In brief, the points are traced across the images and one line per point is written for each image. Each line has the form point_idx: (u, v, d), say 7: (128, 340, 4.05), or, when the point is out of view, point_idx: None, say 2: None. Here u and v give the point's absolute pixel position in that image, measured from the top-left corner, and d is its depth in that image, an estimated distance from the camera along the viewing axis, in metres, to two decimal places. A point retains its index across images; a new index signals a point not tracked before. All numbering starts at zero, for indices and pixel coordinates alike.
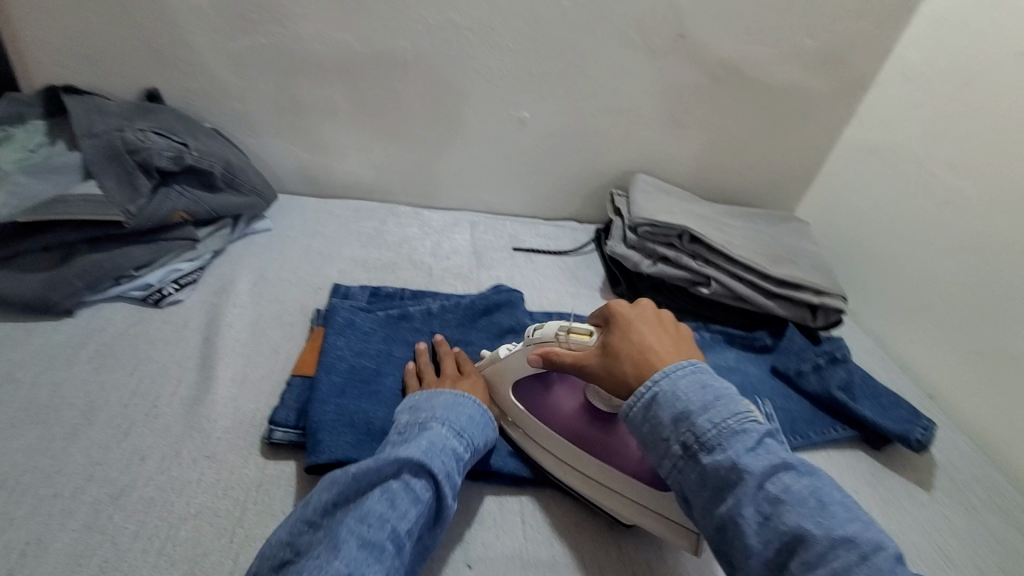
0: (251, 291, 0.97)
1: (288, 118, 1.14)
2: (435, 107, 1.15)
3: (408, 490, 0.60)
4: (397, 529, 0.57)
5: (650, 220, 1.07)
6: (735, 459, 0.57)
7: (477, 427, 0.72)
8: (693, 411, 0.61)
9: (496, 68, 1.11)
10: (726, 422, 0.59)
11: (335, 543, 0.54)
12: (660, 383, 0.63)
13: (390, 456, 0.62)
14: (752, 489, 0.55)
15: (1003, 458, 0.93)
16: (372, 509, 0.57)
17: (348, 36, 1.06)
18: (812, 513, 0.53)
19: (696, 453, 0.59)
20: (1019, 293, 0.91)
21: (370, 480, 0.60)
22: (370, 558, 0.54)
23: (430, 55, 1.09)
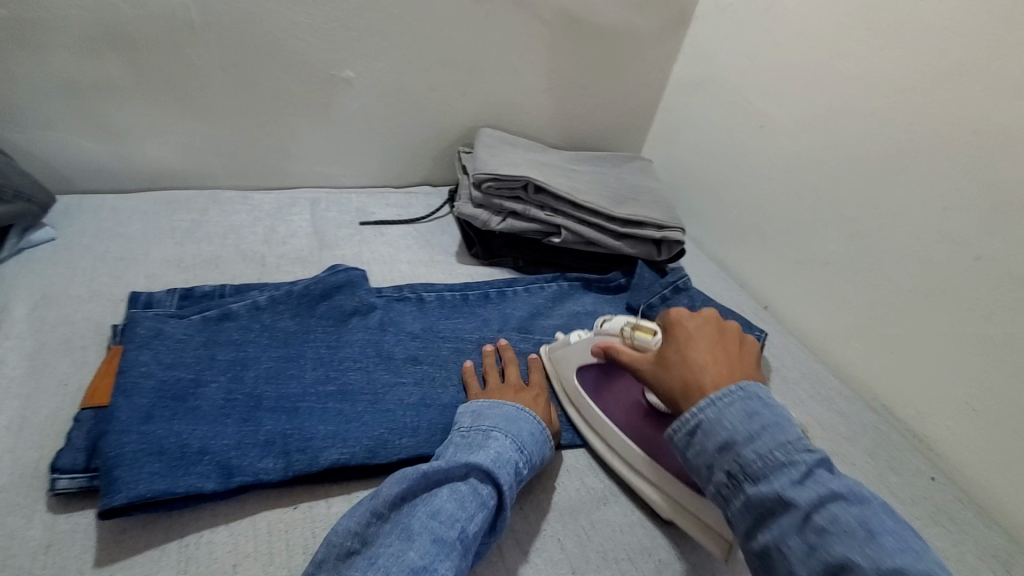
0: (29, 317, 0.77)
1: (34, 101, 0.87)
2: (226, 74, 0.95)
3: (479, 495, 0.55)
4: (466, 530, 0.52)
5: (491, 174, 0.95)
6: (783, 488, 0.47)
7: (539, 445, 0.65)
8: (738, 439, 0.51)
9: (292, 21, 0.93)
10: (772, 451, 0.49)
11: (407, 540, 0.50)
12: (704, 409, 0.54)
13: (468, 460, 0.57)
14: (796, 518, 0.45)
15: (831, 359, 0.97)
16: (440, 506, 0.53)
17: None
18: (861, 545, 0.43)
19: (741, 483, 0.50)
20: (832, 203, 0.92)
21: (442, 482, 0.55)
22: (443, 551, 0.49)
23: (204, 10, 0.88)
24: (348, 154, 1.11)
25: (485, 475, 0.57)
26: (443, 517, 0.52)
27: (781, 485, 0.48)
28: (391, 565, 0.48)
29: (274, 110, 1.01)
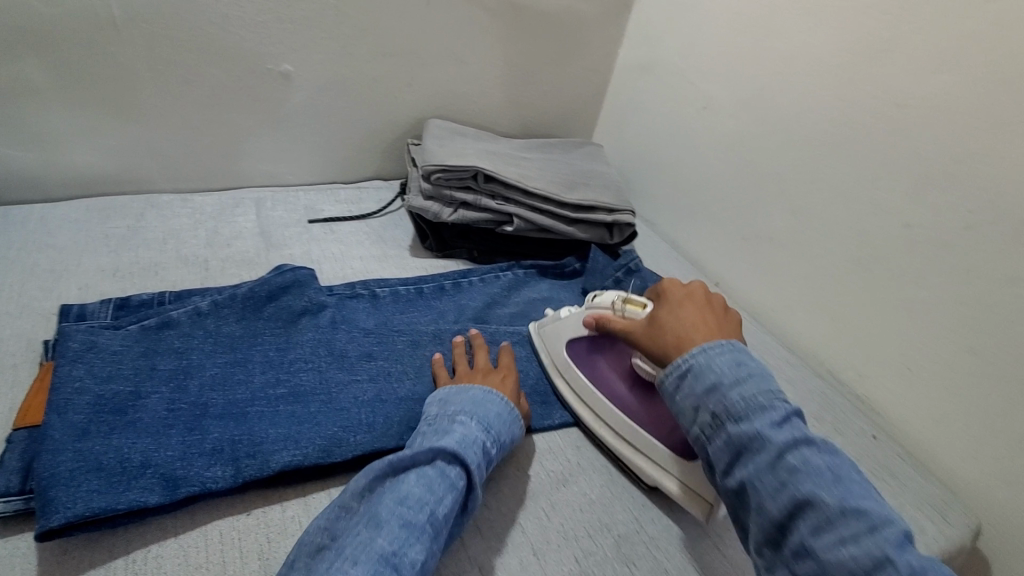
0: None
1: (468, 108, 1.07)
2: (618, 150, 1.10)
3: (762, 406, 0.45)
4: (750, 425, 0.44)
5: None
6: (766, 432, 0.43)
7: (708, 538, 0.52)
8: (724, 385, 0.47)
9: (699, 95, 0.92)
10: (756, 398, 0.45)
11: (426, 494, 0.45)
12: (724, 402, 0.46)
13: (466, 420, 0.52)
14: (771, 464, 0.42)
15: None
16: (712, 370, 0.48)
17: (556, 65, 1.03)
18: (831, 487, 0.41)
19: (723, 421, 0.46)
20: None
21: (448, 428, 0.51)
22: (412, 538, 0.42)
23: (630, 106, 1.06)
24: (683, 212, 0.98)
25: (508, 434, 0.55)
26: (720, 367, 0.48)
27: (765, 427, 0.44)
28: (357, 558, 0.40)
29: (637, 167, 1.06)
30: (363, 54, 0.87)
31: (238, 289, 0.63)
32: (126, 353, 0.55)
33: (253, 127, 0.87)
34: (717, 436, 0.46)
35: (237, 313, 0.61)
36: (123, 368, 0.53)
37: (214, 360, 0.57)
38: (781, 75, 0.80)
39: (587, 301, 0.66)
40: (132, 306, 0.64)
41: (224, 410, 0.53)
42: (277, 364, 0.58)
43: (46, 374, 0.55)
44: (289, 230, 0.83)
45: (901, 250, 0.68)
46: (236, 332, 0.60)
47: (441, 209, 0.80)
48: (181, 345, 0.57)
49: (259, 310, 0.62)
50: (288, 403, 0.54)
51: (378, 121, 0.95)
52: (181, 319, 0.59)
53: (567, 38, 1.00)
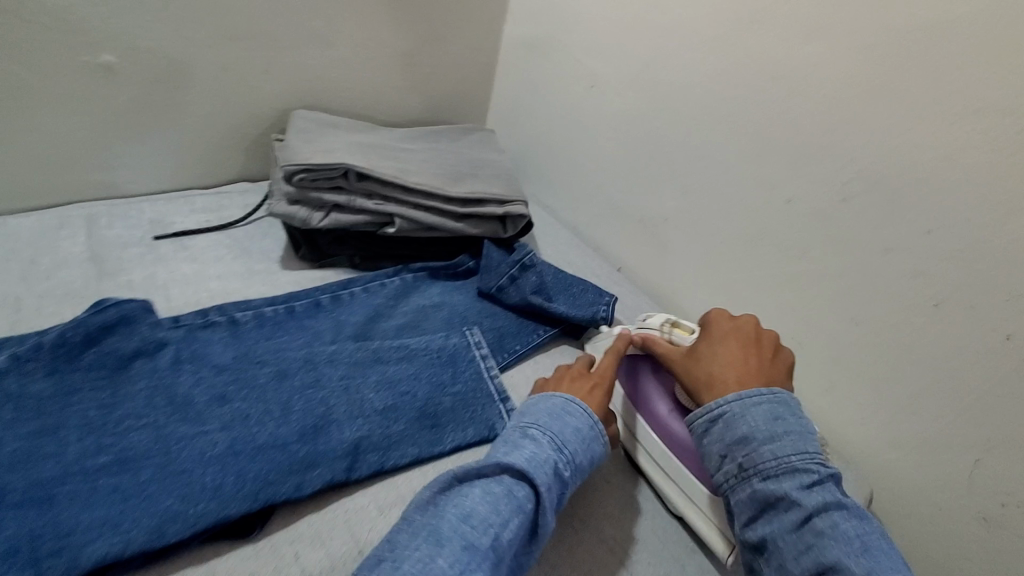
0: None
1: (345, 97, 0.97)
2: (512, 135, 1.04)
3: (795, 470, 0.48)
4: (778, 485, 0.47)
5: None
6: (795, 495, 0.46)
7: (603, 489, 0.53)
8: (757, 440, 0.49)
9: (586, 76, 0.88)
10: (788, 456, 0.48)
11: (489, 514, 0.44)
12: (759, 454, 0.49)
13: (538, 435, 0.51)
14: (798, 522, 0.45)
15: None
16: (745, 423, 0.50)
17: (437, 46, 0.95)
18: (858, 555, 0.43)
19: (748, 475, 0.49)
20: None
21: (519, 442, 0.50)
22: (474, 562, 0.41)
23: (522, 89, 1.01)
24: (580, 196, 0.94)
25: (586, 456, 0.53)
26: (755, 422, 0.50)
27: (794, 491, 0.47)
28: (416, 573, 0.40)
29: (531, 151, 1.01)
30: (202, 39, 0.75)
31: (44, 336, 0.52)
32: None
33: (73, 131, 0.73)
34: (740, 489, 0.49)
35: (43, 367, 0.50)
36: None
37: (15, 432, 0.46)
38: (663, 52, 0.76)
39: (637, 321, 0.69)
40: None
41: (23, 496, 0.43)
42: (98, 427, 0.48)
43: None
44: (129, 251, 0.71)
45: (785, 226, 0.67)
46: (43, 392, 0.49)
47: (309, 215, 0.71)
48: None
49: (74, 360, 0.52)
50: (109, 474, 0.45)
51: (233, 115, 0.83)
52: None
53: (443, 13, 0.91)
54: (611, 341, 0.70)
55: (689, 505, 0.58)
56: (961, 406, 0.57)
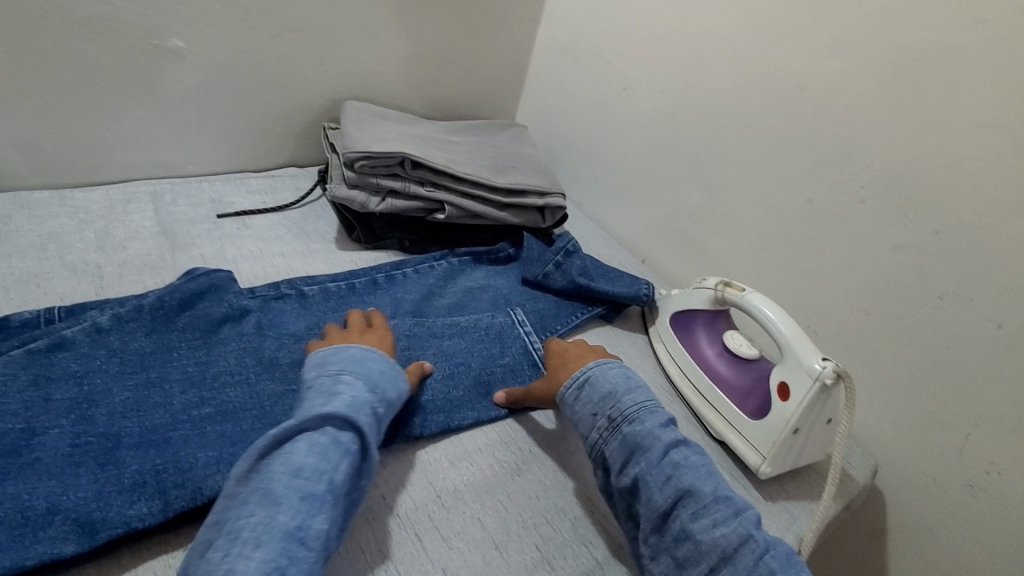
0: None
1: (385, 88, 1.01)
2: (541, 132, 1.09)
3: (650, 413, 0.56)
4: (642, 427, 0.54)
5: None
6: (655, 434, 0.54)
7: (394, 383, 0.55)
8: (619, 394, 0.57)
9: (617, 80, 0.93)
10: (644, 403, 0.57)
11: (321, 462, 0.45)
12: (625, 401, 0.56)
13: (353, 380, 0.52)
14: (657, 457, 0.53)
15: None
16: (605, 381, 0.58)
17: (476, 44, 0.99)
18: (702, 478, 0.52)
19: (618, 425, 0.55)
20: None
21: (334, 390, 0.50)
22: (314, 508, 0.43)
23: (552, 87, 1.05)
24: (608, 192, 1.00)
25: (394, 391, 0.55)
26: (614, 379, 0.58)
27: (653, 429, 0.54)
28: (254, 537, 0.40)
29: (559, 147, 1.07)
30: (263, 29, 0.79)
31: (144, 299, 0.57)
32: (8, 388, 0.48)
33: (141, 111, 0.77)
34: (614, 436, 0.55)
35: (143, 326, 0.56)
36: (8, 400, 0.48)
37: (127, 384, 0.52)
38: (696, 61, 0.82)
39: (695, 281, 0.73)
40: (11, 328, 0.53)
41: (142, 439, 0.48)
42: (199, 382, 0.54)
43: None
44: (196, 227, 0.75)
45: (805, 224, 0.74)
46: (145, 348, 0.55)
47: (367, 199, 0.76)
48: (80, 368, 0.51)
49: (171, 321, 0.57)
50: (215, 422, 0.51)
51: (287, 103, 0.87)
52: (77, 339, 0.53)
53: (484, 12, 0.96)
54: (669, 301, 0.76)
55: (730, 429, 0.65)
56: (960, 387, 0.65)
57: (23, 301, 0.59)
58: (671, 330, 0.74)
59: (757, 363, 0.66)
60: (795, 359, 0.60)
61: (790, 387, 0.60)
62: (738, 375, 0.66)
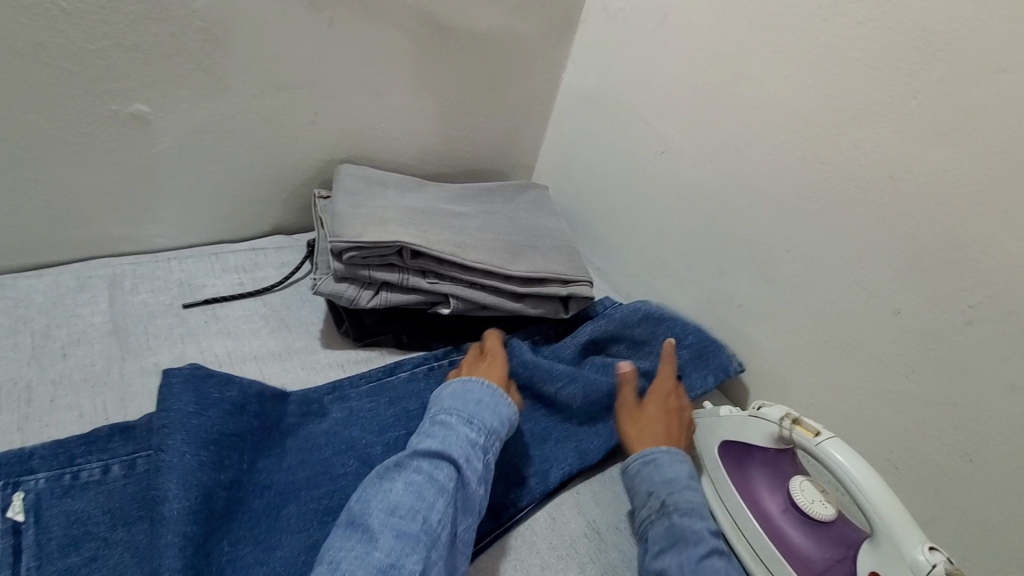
0: None
1: None
2: (564, 188, 0.96)
3: (702, 516, 0.53)
4: (691, 525, 0.52)
5: None
6: (702, 535, 0.51)
7: (494, 410, 0.53)
8: (678, 484, 0.55)
9: (653, 142, 0.80)
10: (698, 505, 0.54)
11: (415, 501, 0.43)
12: (681, 489, 0.55)
13: (451, 416, 0.51)
14: (697, 554, 0.49)
15: None
16: (670, 470, 0.56)
17: (489, 94, 0.86)
18: None
19: (672, 511, 0.53)
20: None
21: (432, 428, 0.49)
22: (407, 548, 0.40)
23: (577, 141, 0.92)
24: (639, 264, 0.86)
25: (496, 417, 0.53)
26: (679, 470, 0.56)
27: (701, 531, 0.51)
28: (354, 570, 0.39)
29: (583, 208, 0.94)
30: (243, 88, 0.68)
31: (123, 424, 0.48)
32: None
33: (98, 185, 0.66)
34: (659, 522, 0.53)
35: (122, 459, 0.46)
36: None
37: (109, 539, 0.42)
38: (753, 130, 0.68)
39: (750, 407, 0.60)
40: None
41: None
42: None
43: None
44: (155, 324, 0.64)
45: (889, 341, 0.60)
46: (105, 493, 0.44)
47: (358, 293, 0.64)
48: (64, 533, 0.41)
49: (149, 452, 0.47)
50: None
51: (271, 167, 0.76)
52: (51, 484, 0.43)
53: (502, 61, 0.84)
54: (714, 424, 0.63)
55: None
56: None
57: None
58: (718, 466, 0.60)
59: (831, 527, 0.53)
60: (892, 545, 0.47)
61: None
62: (808, 543, 0.53)
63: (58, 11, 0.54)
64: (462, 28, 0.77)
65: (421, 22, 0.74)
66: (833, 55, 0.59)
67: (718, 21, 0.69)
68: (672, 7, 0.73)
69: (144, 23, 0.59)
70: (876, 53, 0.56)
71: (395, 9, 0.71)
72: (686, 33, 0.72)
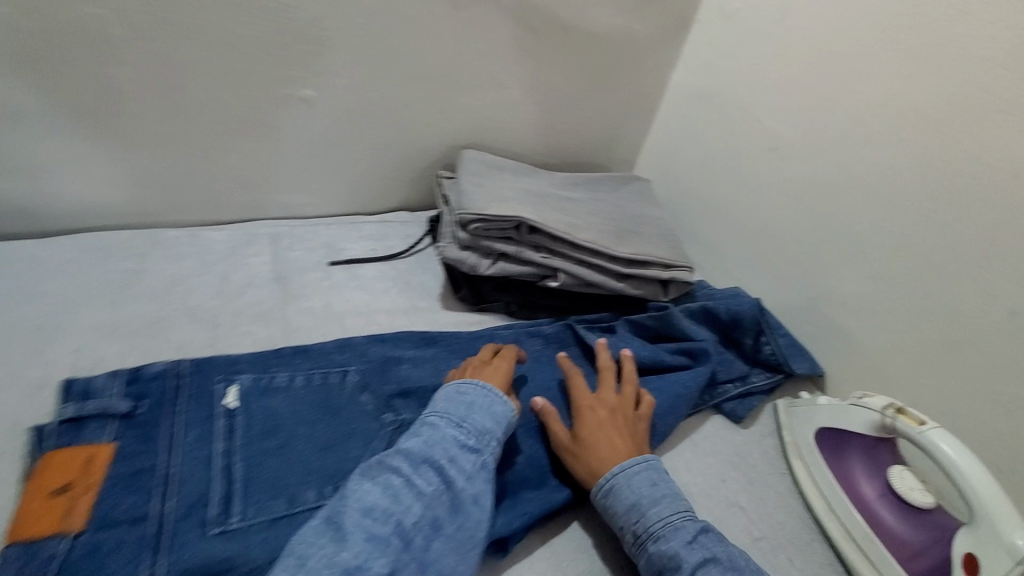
0: None
1: None
2: (667, 183, 1.00)
3: (678, 527, 0.50)
4: (668, 546, 0.49)
5: None
6: (681, 554, 0.49)
7: (488, 414, 0.54)
8: (643, 505, 0.52)
9: (761, 138, 0.82)
10: (672, 515, 0.51)
11: (392, 504, 0.45)
12: (643, 514, 0.51)
13: (438, 418, 0.52)
14: None
15: None
16: (630, 493, 0.53)
17: (601, 91, 0.92)
18: None
19: (644, 542, 0.50)
20: None
21: (418, 430, 0.51)
22: (377, 550, 0.42)
23: (683, 138, 0.95)
24: (739, 258, 0.88)
25: (490, 420, 0.53)
26: (637, 491, 0.52)
27: (681, 548, 0.49)
28: (320, 568, 0.40)
29: (685, 203, 0.97)
30: (390, 78, 0.78)
31: (300, 349, 0.61)
32: (138, 471, 0.48)
33: (269, 157, 0.78)
34: (640, 553, 0.51)
35: (302, 373, 0.59)
36: (140, 476, 0.48)
37: (298, 427, 0.54)
38: (870, 127, 0.69)
39: (852, 396, 0.61)
40: (145, 379, 0.54)
41: (289, 499, 0.49)
42: (337, 444, 0.54)
43: (46, 468, 0.47)
44: (308, 276, 0.75)
45: (1005, 342, 0.59)
46: (294, 392, 0.57)
47: (478, 262, 0.72)
48: (267, 417, 0.54)
49: (324, 370, 0.60)
50: None
51: (405, 149, 0.85)
52: (250, 384, 0.56)
53: (617, 60, 0.89)
54: (810, 410, 0.64)
55: None
56: None
57: (144, 350, 0.61)
58: (816, 450, 0.62)
59: (932, 515, 0.54)
60: (991, 530, 0.47)
61: (980, 562, 0.48)
62: (906, 526, 0.54)
63: (260, 10, 0.66)
64: (583, 26, 0.84)
65: (546, 22, 0.81)
66: (962, 53, 0.60)
67: (841, 20, 0.70)
68: (791, 8, 0.76)
69: (321, 20, 0.70)
70: (1010, 52, 0.56)
71: (526, 11, 0.79)
72: (804, 33, 0.75)
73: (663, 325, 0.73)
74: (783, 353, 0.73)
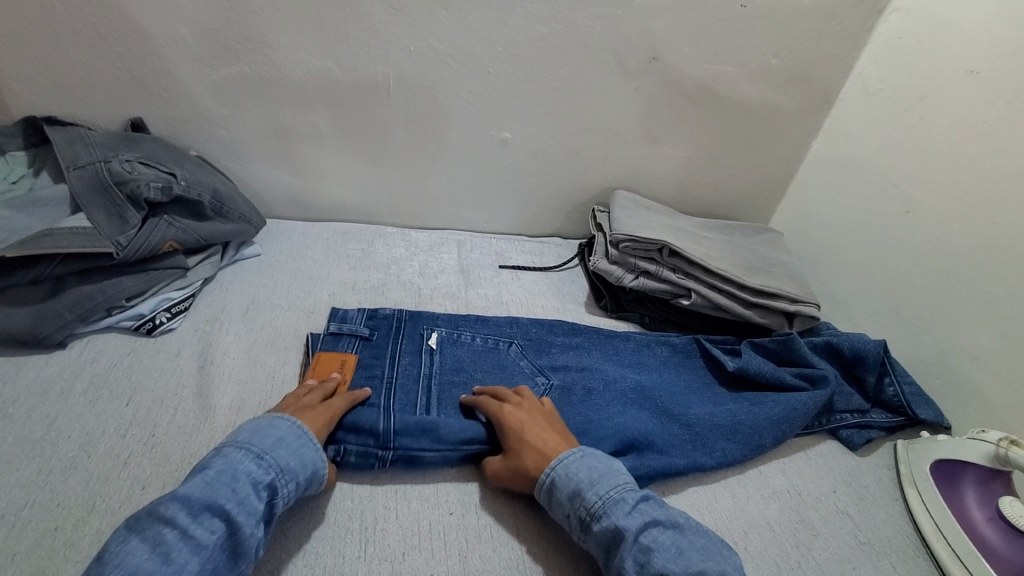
0: None
1: None
2: (801, 237, 1.08)
3: (616, 500, 0.53)
4: (613, 518, 0.52)
5: None
6: (621, 522, 0.51)
7: (293, 450, 0.52)
8: (582, 489, 0.54)
9: (897, 201, 0.89)
10: (611, 490, 0.54)
11: (162, 563, 0.42)
12: (585, 493, 0.54)
13: (236, 455, 0.50)
14: (628, 543, 0.50)
15: None
16: (571, 481, 0.55)
17: (745, 152, 1.06)
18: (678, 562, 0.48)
19: (590, 523, 0.52)
20: None
21: (209, 468, 0.49)
22: None
23: (821, 198, 1.04)
24: (868, 310, 0.93)
25: (294, 459, 0.52)
26: (575, 478, 0.55)
27: (619, 517, 0.52)
28: None
29: (818, 256, 1.04)
30: (567, 130, 0.98)
31: (481, 319, 0.80)
32: (372, 372, 0.68)
33: (467, 183, 1.01)
34: (590, 534, 0.53)
35: (482, 336, 0.77)
36: (374, 377, 0.67)
37: (477, 370, 0.72)
38: (1009, 195, 0.74)
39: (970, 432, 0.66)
40: (379, 317, 0.75)
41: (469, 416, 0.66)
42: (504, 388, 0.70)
43: (320, 359, 0.68)
44: (484, 272, 0.95)
45: None
46: (475, 347, 0.75)
47: (623, 275, 0.86)
48: (456, 359, 0.72)
49: (497, 337, 0.78)
50: None
51: (569, 185, 1.05)
52: (446, 335, 0.75)
53: (762, 127, 1.03)
54: (928, 444, 0.69)
55: None
56: None
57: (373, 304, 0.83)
58: (928, 476, 0.67)
59: None
60: None
61: None
62: (1011, 547, 0.58)
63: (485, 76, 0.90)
64: (733, 99, 0.99)
65: (701, 93, 0.97)
66: None
67: (983, 100, 0.78)
68: (933, 89, 0.85)
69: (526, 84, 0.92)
70: None
71: (685, 84, 0.96)
72: (946, 110, 0.83)
73: (786, 350, 0.80)
74: (908, 397, 0.76)
